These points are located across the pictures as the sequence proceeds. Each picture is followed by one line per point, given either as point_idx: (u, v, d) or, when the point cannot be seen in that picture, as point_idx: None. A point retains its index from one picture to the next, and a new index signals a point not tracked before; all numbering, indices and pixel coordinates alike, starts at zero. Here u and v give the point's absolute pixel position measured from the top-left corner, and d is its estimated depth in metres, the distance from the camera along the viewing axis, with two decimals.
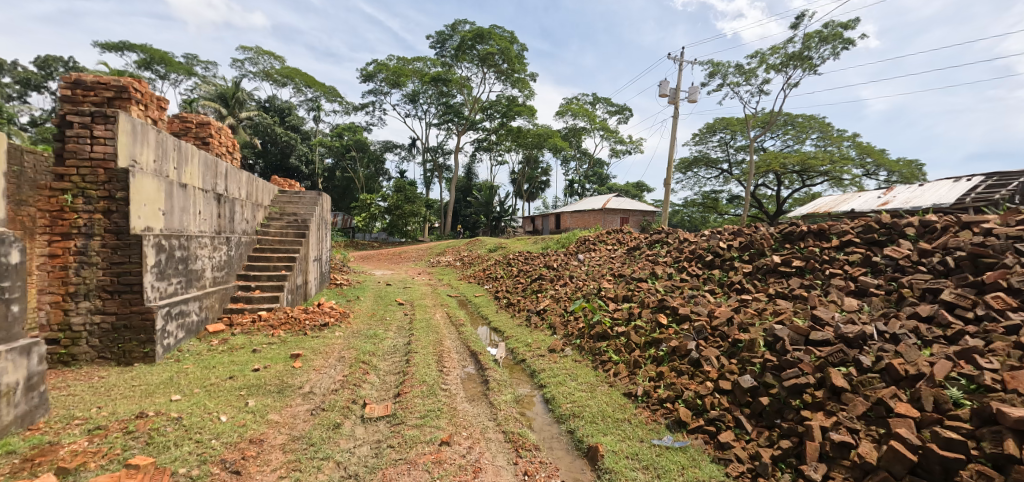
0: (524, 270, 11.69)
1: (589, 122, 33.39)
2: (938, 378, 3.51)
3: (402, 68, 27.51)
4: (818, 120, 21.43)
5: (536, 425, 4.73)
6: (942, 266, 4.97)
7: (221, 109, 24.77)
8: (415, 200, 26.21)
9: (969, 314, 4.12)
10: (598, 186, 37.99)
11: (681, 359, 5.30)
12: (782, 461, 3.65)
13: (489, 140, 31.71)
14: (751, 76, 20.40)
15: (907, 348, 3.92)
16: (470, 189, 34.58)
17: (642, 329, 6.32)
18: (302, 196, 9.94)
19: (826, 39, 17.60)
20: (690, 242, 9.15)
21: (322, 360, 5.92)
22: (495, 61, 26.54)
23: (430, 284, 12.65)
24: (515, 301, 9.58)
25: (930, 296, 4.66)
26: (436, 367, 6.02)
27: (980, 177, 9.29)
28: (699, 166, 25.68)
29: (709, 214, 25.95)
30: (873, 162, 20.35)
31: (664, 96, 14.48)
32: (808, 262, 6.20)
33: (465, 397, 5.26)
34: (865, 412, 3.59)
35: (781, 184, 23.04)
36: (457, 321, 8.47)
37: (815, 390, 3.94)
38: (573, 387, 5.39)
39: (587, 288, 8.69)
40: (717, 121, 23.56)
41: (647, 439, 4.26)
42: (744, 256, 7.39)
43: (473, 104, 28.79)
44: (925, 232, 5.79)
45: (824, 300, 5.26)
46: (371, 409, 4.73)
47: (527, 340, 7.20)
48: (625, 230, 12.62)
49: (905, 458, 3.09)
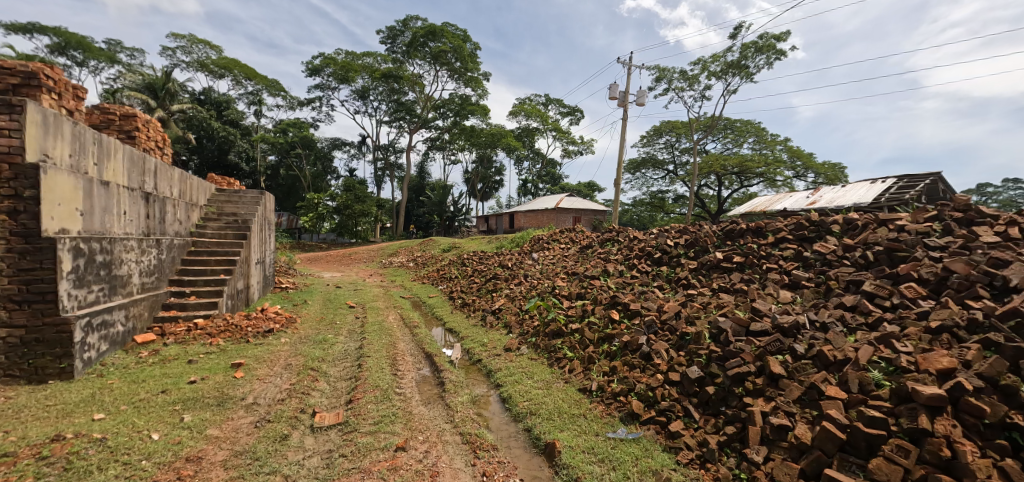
0: (479, 270, 11.63)
1: (542, 122, 33.77)
2: (862, 362, 3.83)
3: (351, 63, 26.59)
4: (754, 125, 22.89)
5: (493, 425, 4.71)
6: (863, 260, 5.43)
7: (150, 101, 22.87)
8: (366, 200, 25.46)
9: (887, 303, 4.53)
10: (551, 186, 38.51)
11: (633, 353, 5.49)
12: (727, 446, 3.85)
13: (443, 139, 31.32)
14: (694, 82, 21.42)
15: (835, 336, 4.25)
16: (422, 188, 34.02)
17: (596, 325, 6.47)
18: (242, 195, 9.36)
19: (761, 50, 18.80)
20: (639, 240, 9.47)
21: (267, 368, 5.60)
22: (448, 59, 26.26)
23: (382, 285, 12.30)
24: (470, 300, 9.51)
25: (853, 287, 5.08)
26: (390, 370, 5.86)
27: (892, 179, 10.29)
28: (647, 167, 26.67)
29: (657, 214, 27.01)
30: (802, 165, 22.00)
31: (613, 99, 14.93)
32: (747, 257, 6.61)
33: (421, 400, 5.16)
34: (800, 396, 3.86)
35: (722, 185, 24.37)
36: (411, 323, 8.29)
37: (755, 378, 4.20)
38: (530, 385, 5.42)
39: (541, 286, 8.78)
40: (664, 125, 24.55)
41: (602, 433, 4.36)
42: (690, 252, 7.76)
43: (425, 102, 28.31)
44: (848, 229, 6.31)
45: (761, 293, 5.62)
46: (321, 418, 4.52)
47: (483, 340, 7.17)
48: (578, 229, 12.86)
49: (835, 437, 3.34)
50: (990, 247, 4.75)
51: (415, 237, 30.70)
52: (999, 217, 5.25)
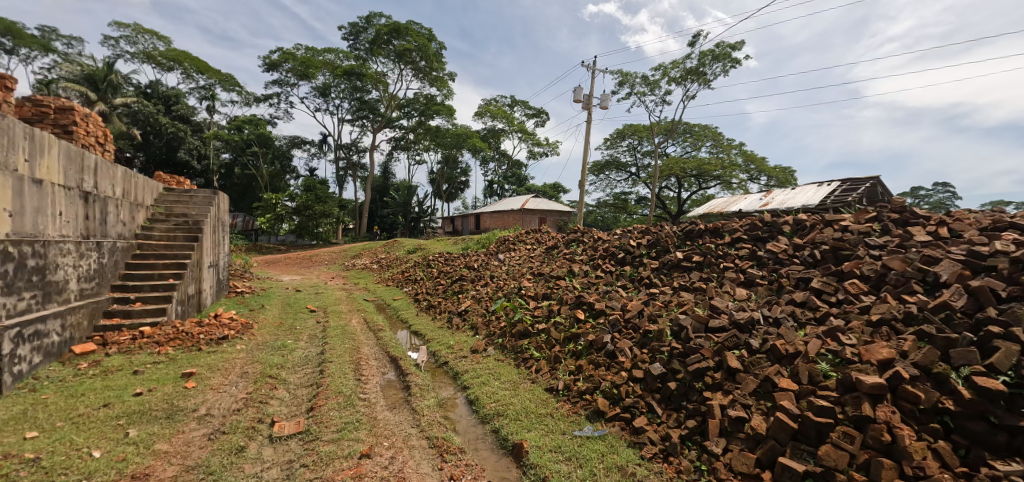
0: (445, 272, 11.51)
1: (507, 123, 33.85)
2: (811, 354, 4.05)
3: (311, 59, 25.72)
4: (711, 130, 23.83)
5: (461, 428, 4.67)
6: (811, 259, 5.76)
7: (89, 94, 21.35)
8: (328, 200, 24.69)
9: (833, 299, 4.81)
10: (516, 187, 38.64)
11: (598, 352, 5.58)
12: (689, 440, 3.98)
13: (407, 139, 30.82)
14: (655, 88, 22.07)
15: (787, 330, 4.48)
16: (386, 189, 33.37)
17: (561, 325, 6.54)
18: (194, 195, 8.86)
19: (718, 58, 19.60)
20: (604, 240, 9.66)
21: (221, 377, 5.31)
22: (413, 57, 25.87)
23: (344, 288, 11.95)
24: (436, 302, 9.40)
25: (802, 284, 5.38)
26: (353, 376, 5.71)
27: (836, 182, 10.97)
28: (610, 170, 27.24)
29: (620, 215, 27.62)
30: (756, 169, 23.09)
31: (578, 102, 15.17)
32: (705, 257, 6.88)
33: (386, 405, 5.06)
34: (755, 389, 4.04)
35: (682, 187, 25.22)
36: (375, 326, 8.10)
37: (714, 372, 4.37)
38: (496, 387, 5.41)
39: (508, 287, 8.79)
40: (626, 128, 25.15)
41: (569, 432, 4.41)
42: (652, 252, 7.99)
43: (389, 101, 27.79)
44: (798, 229, 6.67)
45: (719, 291, 5.85)
46: (280, 427, 4.34)
47: (449, 342, 7.10)
48: (544, 230, 12.97)
49: (788, 427, 3.52)
50: (923, 245, 5.14)
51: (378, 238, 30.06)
52: (929, 217, 5.69)
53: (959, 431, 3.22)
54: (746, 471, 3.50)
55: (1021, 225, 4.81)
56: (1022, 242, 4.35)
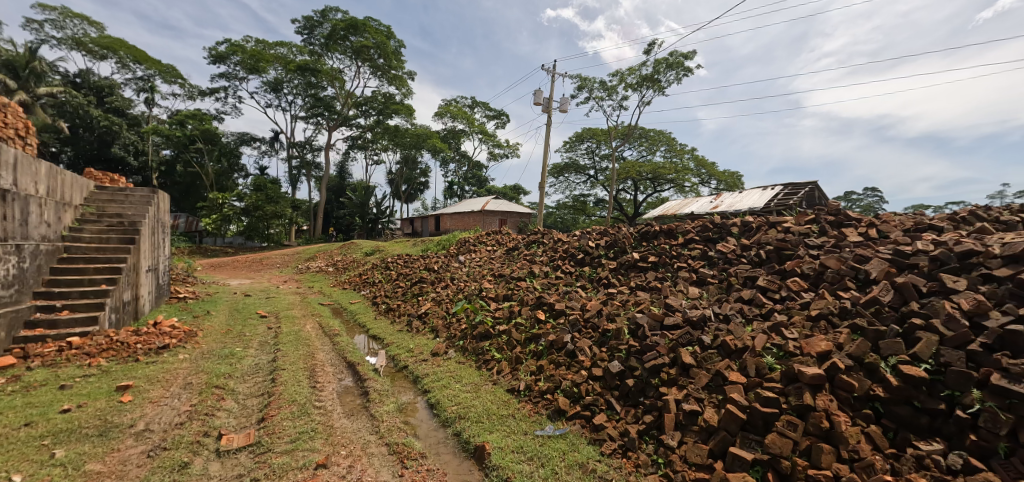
0: (405, 274, 11.28)
1: (468, 124, 33.68)
2: (758, 348, 4.29)
3: (261, 53, 24.51)
4: (665, 135, 24.74)
5: (421, 432, 4.60)
6: (757, 258, 6.10)
7: (7, 82, 19.42)
8: (280, 200, 23.59)
9: (777, 296, 5.13)
10: (476, 188, 38.50)
11: (559, 351, 5.66)
12: (646, 434, 4.11)
13: (364, 138, 30.01)
14: (612, 93, 22.65)
15: (736, 326, 4.72)
16: (342, 189, 32.32)
17: (522, 326, 6.58)
18: (130, 193, 8.21)
19: (672, 66, 20.39)
20: (564, 241, 9.82)
21: (162, 390, 4.96)
22: (371, 54, 25.23)
23: (297, 292, 11.45)
24: (395, 305, 9.20)
25: (749, 282, 5.69)
26: (308, 383, 5.48)
27: (779, 187, 11.69)
28: (570, 172, 27.70)
29: (579, 217, 28.13)
30: (706, 173, 24.19)
31: (538, 104, 15.35)
32: (660, 258, 7.14)
33: (343, 413, 4.89)
34: (707, 383, 4.23)
35: (638, 190, 26.03)
36: (332, 331, 7.82)
37: (669, 368, 4.55)
38: (458, 389, 5.37)
39: (469, 289, 8.75)
40: (585, 131, 25.66)
41: (531, 432, 4.44)
42: (609, 253, 8.20)
43: (346, 98, 26.95)
44: (745, 231, 7.04)
45: (673, 290, 6.09)
46: (228, 440, 4.10)
47: (409, 346, 6.97)
48: (504, 231, 13.00)
49: (737, 418, 3.71)
50: (855, 245, 5.57)
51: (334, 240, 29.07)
52: (860, 219, 6.17)
53: (888, 415, 3.50)
54: (699, 462, 3.66)
55: (939, 226, 5.31)
56: (938, 243, 4.80)
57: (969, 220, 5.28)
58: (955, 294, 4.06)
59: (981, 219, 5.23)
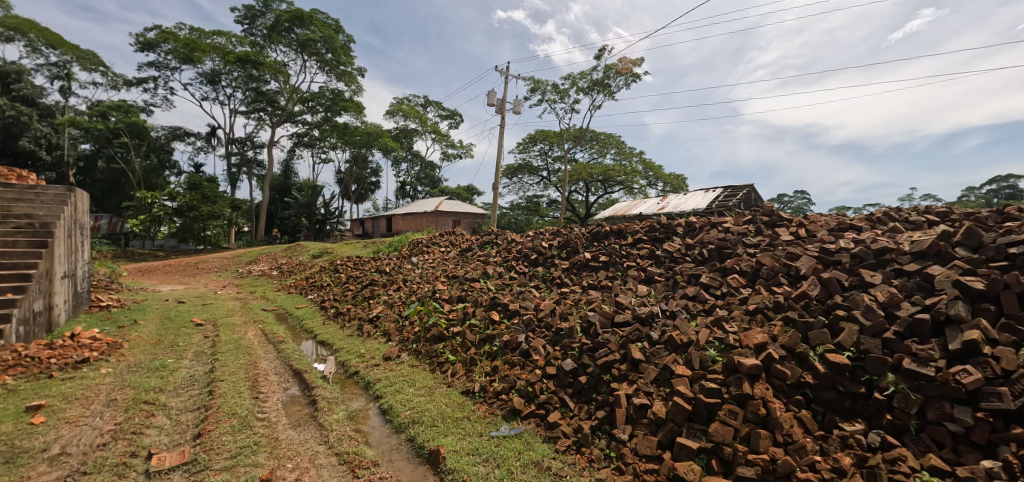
0: (355, 276, 10.91)
1: (420, 124, 33.12)
2: (702, 342, 4.52)
3: (197, 41, 22.85)
4: (615, 138, 25.51)
5: (373, 439, 4.47)
6: (700, 256, 6.42)
7: None
8: (218, 200, 22.10)
9: (718, 292, 5.43)
10: (429, 188, 37.90)
11: (513, 351, 5.69)
12: (599, 430, 4.22)
13: (311, 135, 28.77)
14: (564, 96, 23.05)
15: (681, 321, 4.96)
16: (287, 189, 30.77)
17: (477, 327, 6.56)
18: (41, 191, 7.40)
19: (621, 72, 21.07)
20: (518, 242, 9.88)
21: (81, 408, 4.52)
22: (318, 48, 24.24)
23: (237, 298, 10.77)
24: (345, 309, 8.86)
25: (693, 279, 6.00)
26: (249, 394, 5.17)
27: (719, 189, 12.37)
28: (523, 173, 27.90)
29: (533, 218, 28.39)
30: (653, 176, 25.18)
31: (492, 105, 15.36)
32: (611, 257, 7.36)
33: (289, 424, 4.66)
34: (656, 376, 4.41)
35: (589, 191, 26.66)
36: (276, 338, 7.43)
37: (620, 364, 4.70)
38: (411, 394, 5.26)
39: (421, 291, 8.60)
40: (538, 133, 25.97)
41: (486, 433, 4.44)
42: (562, 253, 8.35)
43: (290, 93, 25.72)
44: (689, 230, 7.39)
45: (623, 288, 6.30)
46: (160, 459, 3.80)
47: (360, 351, 6.75)
48: (458, 232, 12.88)
49: (683, 409, 3.89)
50: (787, 243, 6.00)
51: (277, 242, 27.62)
52: (791, 220, 6.64)
53: (817, 400, 3.80)
54: (649, 453, 3.79)
55: (858, 226, 5.82)
56: (857, 241, 5.27)
57: (883, 220, 5.83)
58: (872, 287, 4.47)
59: (892, 219, 5.79)
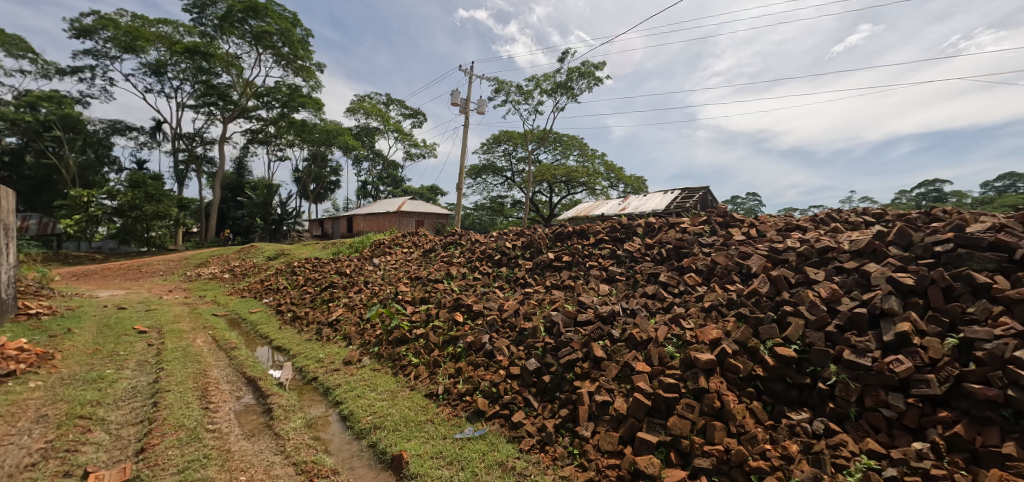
0: (313, 279, 10.54)
1: (383, 122, 32.44)
2: (660, 339, 4.66)
3: (140, 30, 21.45)
4: (578, 140, 25.89)
5: (333, 447, 4.34)
6: (659, 255, 6.62)
7: None
8: (163, 199, 20.79)
9: (676, 290, 5.62)
10: (392, 188, 37.17)
11: (477, 352, 5.68)
12: (563, 428, 4.27)
13: (267, 132, 27.61)
14: (528, 97, 23.17)
15: (641, 319, 5.10)
16: (241, 187, 29.37)
17: (440, 328, 6.50)
18: None
19: (583, 75, 21.42)
20: (481, 243, 9.85)
21: (4, 427, 4.16)
22: (273, 41, 23.31)
23: (184, 303, 10.17)
24: (302, 313, 8.55)
25: (652, 278, 6.19)
26: (198, 405, 4.90)
27: (677, 191, 12.80)
28: (487, 174, 27.85)
29: (497, 218, 28.35)
30: (615, 177, 25.74)
31: (455, 105, 15.24)
32: (573, 257, 7.47)
33: (241, 434, 4.46)
34: (617, 373, 4.51)
35: (553, 192, 26.90)
36: (227, 344, 7.08)
37: (582, 362, 4.78)
38: (373, 398, 5.14)
39: (383, 293, 8.43)
40: (502, 134, 26.01)
41: (450, 435, 4.40)
42: (526, 254, 8.40)
43: (244, 87, 24.60)
44: (648, 230, 7.60)
45: (586, 288, 6.40)
46: (97, 478, 3.56)
47: (319, 356, 6.53)
48: (420, 233, 12.70)
49: (643, 404, 4.00)
50: (739, 243, 6.28)
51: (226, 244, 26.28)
52: (743, 220, 6.97)
53: (767, 391, 4.00)
54: (611, 449, 3.87)
55: (803, 226, 6.18)
56: (803, 241, 5.59)
57: (826, 221, 6.21)
58: (816, 283, 4.75)
59: (834, 220, 6.18)
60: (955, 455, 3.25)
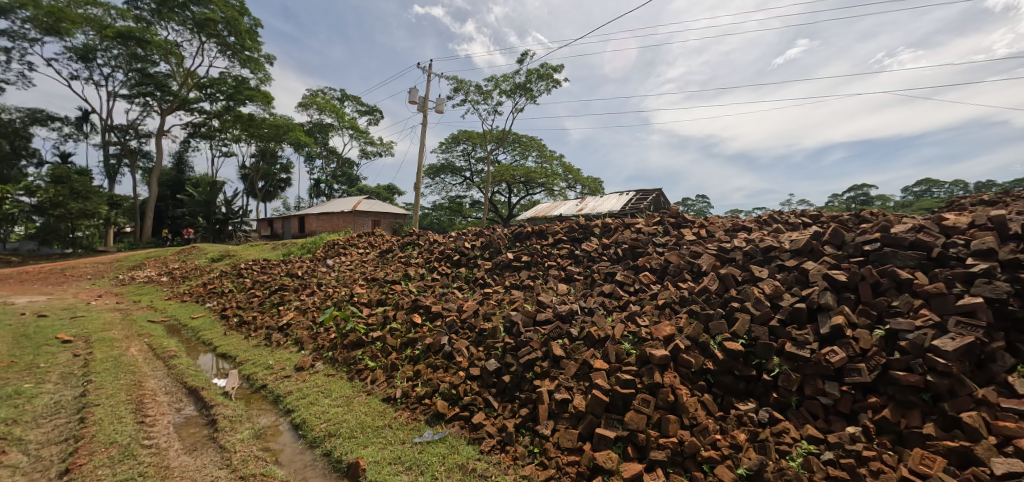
0: (262, 281, 10.03)
1: (337, 119, 31.32)
2: (617, 336, 4.79)
3: (64, 10, 19.56)
4: (537, 142, 26.13)
5: (285, 457, 4.14)
6: (616, 255, 6.81)
7: None
8: (91, 196, 19.00)
9: (632, 288, 5.80)
10: (346, 187, 35.98)
11: (436, 354, 5.60)
12: (523, 427, 4.29)
13: (210, 126, 25.97)
14: (488, 97, 23.11)
15: (598, 318, 5.21)
16: (180, 184, 27.43)
17: (398, 331, 6.35)
18: None
19: (542, 77, 21.64)
20: (440, 243, 9.73)
21: None
22: (218, 30, 21.96)
23: (116, 309, 9.37)
24: (250, 318, 8.10)
25: (609, 277, 6.35)
26: (133, 419, 4.54)
27: (632, 192, 13.20)
28: (446, 173, 27.54)
29: (455, 218, 28.11)
30: (572, 178, 26.20)
31: (413, 103, 14.97)
32: (533, 257, 7.54)
33: (182, 449, 4.16)
34: (576, 371, 4.59)
35: (511, 192, 26.99)
36: (165, 353, 6.58)
37: (542, 361, 4.82)
38: (327, 405, 4.96)
39: (338, 295, 8.15)
40: (461, 134, 25.81)
41: (409, 440, 4.31)
42: (485, 254, 8.39)
43: (184, 78, 23.02)
44: (605, 230, 7.79)
45: (545, 287, 6.48)
46: None
47: (269, 362, 6.22)
48: (377, 233, 12.36)
49: (601, 401, 4.09)
50: (690, 243, 6.57)
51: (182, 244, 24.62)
52: (693, 221, 7.30)
53: (717, 384, 4.20)
54: (571, 446, 3.94)
55: (748, 227, 6.55)
56: (748, 241, 5.92)
57: (768, 222, 6.61)
58: (759, 280, 5.04)
59: (776, 221, 6.59)
60: (883, 437, 3.55)
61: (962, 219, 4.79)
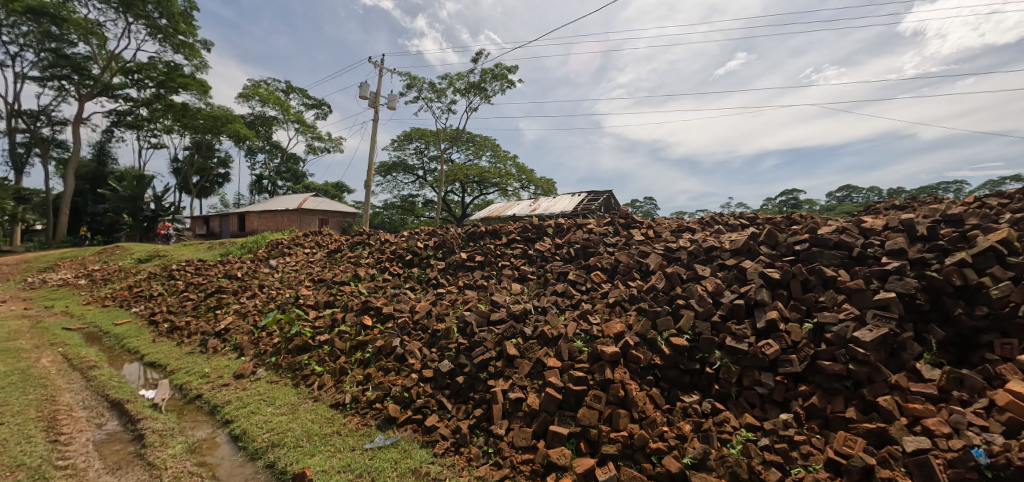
0: (196, 284, 9.33)
1: (281, 111, 29.75)
2: (570, 335, 4.88)
3: None
4: (491, 141, 26.08)
5: (223, 472, 3.88)
6: (568, 255, 6.93)
7: None
8: None
9: (583, 287, 5.94)
10: (291, 184, 34.27)
11: (387, 357, 5.45)
12: (476, 428, 4.28)
13: (137, 115, 23.89)
14: (441, 95, 22.77)
15: (551, 316, 5.28)
16: (101, 177, 25.01)
17: (346, 333, 6.12)
18: None
19: (497, 77, 21.65)
20: (392, 243, 9.50)
21: None
22: (146, 9, 20.22)
23: (22, 317, 8.38)
24: (182, 323, 7.50)
25: (561, 276, 6.46)
26: (44, 438, 4.09)
27: (583, 194, 13.51)
28: (398, 171, 26.88)
29: (408, 218, 27.55)
30: (525, 179, 26.40)
31: (364, 98, 14.51)
32: (486, 257, 7.53)
33: (103, 468, 3.81)
34: (530, 370, 4.63)
35: (465, 192, 26.78)
36: (84, 363, 5.98)
37: (495, 361, 4.82)
38: (269, 414, 4.70)
39: (282, 298, 7.74)
40: (413, 131, 25.29)
41: (359, 447, 4.18)
42: (438, 253, 8.27)
43: (107, 61, 21.04)
44: (557, 230, 7.92)
45: (499, 287, 6.49)
46: None
47: (204, 371, 5.80)
48: (325, 232, 11.87)
49: (554, 398, 4.16)
50: (638, 243, 6.82)
51: (163, 243, 21.75)
52: (642, 222, 7.58)
53: (664, 378, 4.39)
54: (525, 444, 3.97)
55: (692, 228, 6.90)
56: (692, 241, 6.23)
57: (710, 223, 7.00)
58: (702, 278, 5.33)
59: (717, 222, 6.98)
60: (812, 422, 3.85)
61: (878, 222, 5.29)
